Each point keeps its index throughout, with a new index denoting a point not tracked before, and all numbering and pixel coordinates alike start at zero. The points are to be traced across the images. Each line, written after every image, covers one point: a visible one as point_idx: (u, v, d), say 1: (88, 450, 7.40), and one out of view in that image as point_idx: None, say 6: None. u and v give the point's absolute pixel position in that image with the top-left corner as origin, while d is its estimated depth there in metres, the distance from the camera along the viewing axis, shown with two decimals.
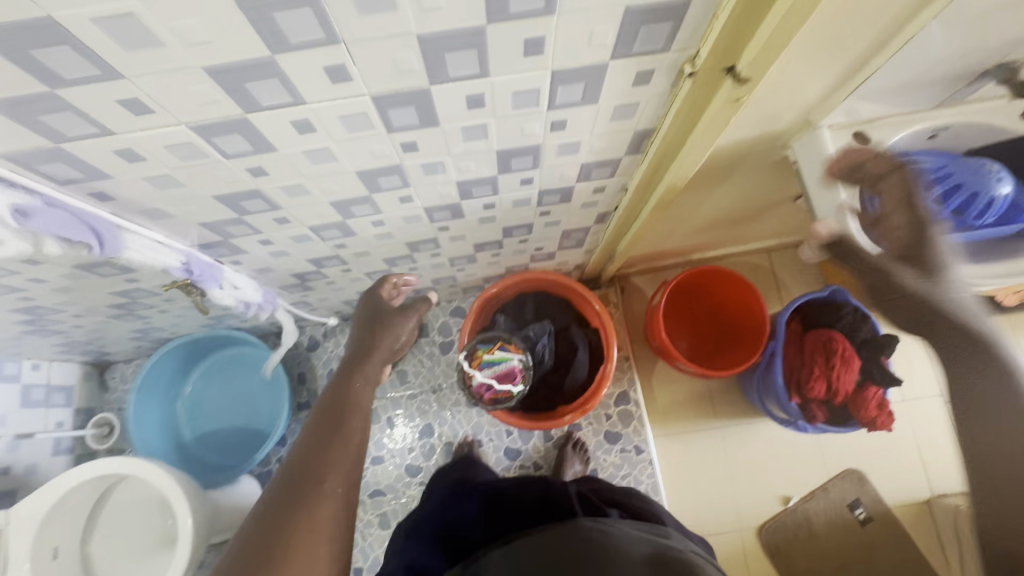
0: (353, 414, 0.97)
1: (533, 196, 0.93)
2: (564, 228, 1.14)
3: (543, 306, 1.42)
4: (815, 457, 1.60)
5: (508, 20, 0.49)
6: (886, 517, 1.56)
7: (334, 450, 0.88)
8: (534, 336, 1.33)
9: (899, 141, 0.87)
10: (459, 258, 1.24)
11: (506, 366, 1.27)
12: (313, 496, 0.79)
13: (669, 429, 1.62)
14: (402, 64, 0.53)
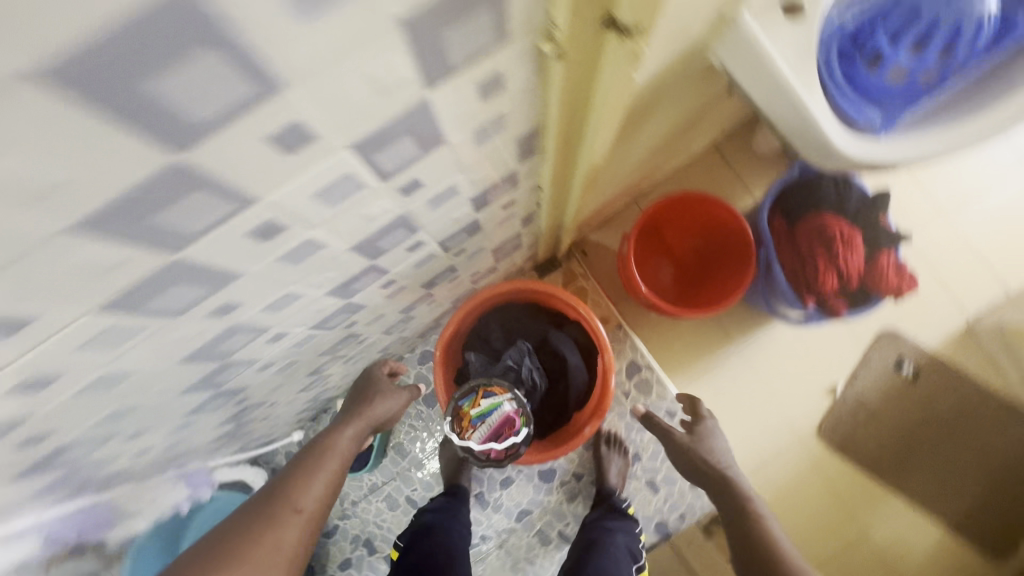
0: (333, 458, 1.01)
1: (436, 249, 0.73)
2: (492, 248, 0.94)
3: (511, 322, 1.25)
4: (845, 335, 1.49)
5: (210, 131, 0.29)
6: (932, 362, 1.48)
7: (313, 479, 0.97)
8: (516, 363, 1.17)
9: None
10: (397, 324, 1.04)
11: (502, 414, 1.09)
12: (281, 517, 0.87)
13: (692, 374, 1.49)
14: (106, 250, 0.33)
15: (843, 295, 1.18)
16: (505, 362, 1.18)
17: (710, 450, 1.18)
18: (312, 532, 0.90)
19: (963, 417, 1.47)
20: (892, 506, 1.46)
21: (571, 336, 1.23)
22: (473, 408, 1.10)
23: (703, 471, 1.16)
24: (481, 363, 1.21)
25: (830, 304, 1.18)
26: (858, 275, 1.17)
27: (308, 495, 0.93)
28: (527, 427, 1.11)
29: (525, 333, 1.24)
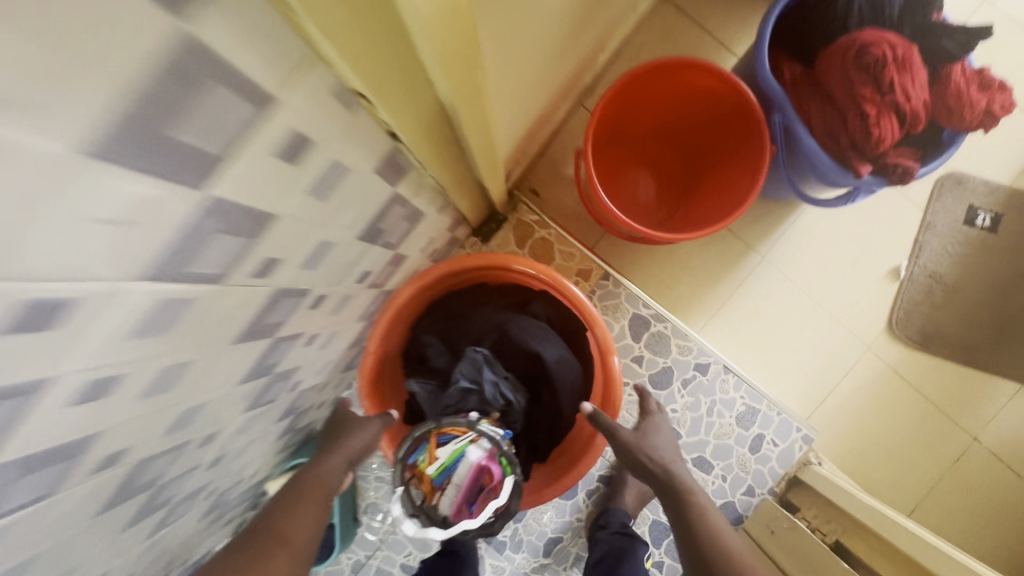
0: (311, 502, 0.73)
1: (182, 288, 0.34)
2: (360, 233, 0.56)
3: (455, 323, 0.92)
4: (894, 199, 1.14)
5: None
6: (1012, 201, 1.13)
7: (290, 520, 0.71)
8: (474, 379, 0.84)
9: None
10: (273, 385, 0.67)
11: (471, 463, 0.75)
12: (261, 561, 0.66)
13: (712, 307, 1.14)
14: None
15: (907, 149, 0.80)
16: (459, 383, 0.85)
17: (653, 448, 0.85)
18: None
19: None
20: (1002, 395, 1.14)
21: (540, 315, 0.94)
22: (430, 467, 0.76)
23: (642, 467, 0.84)
24: (427, 396, 0.87)
25: (891, 165, 0.80)
26: (925, 111, 0.78)
27: (287, 545, 0.68)
28: (513, 470, 0.77)
29: (478, 333, 0.91)
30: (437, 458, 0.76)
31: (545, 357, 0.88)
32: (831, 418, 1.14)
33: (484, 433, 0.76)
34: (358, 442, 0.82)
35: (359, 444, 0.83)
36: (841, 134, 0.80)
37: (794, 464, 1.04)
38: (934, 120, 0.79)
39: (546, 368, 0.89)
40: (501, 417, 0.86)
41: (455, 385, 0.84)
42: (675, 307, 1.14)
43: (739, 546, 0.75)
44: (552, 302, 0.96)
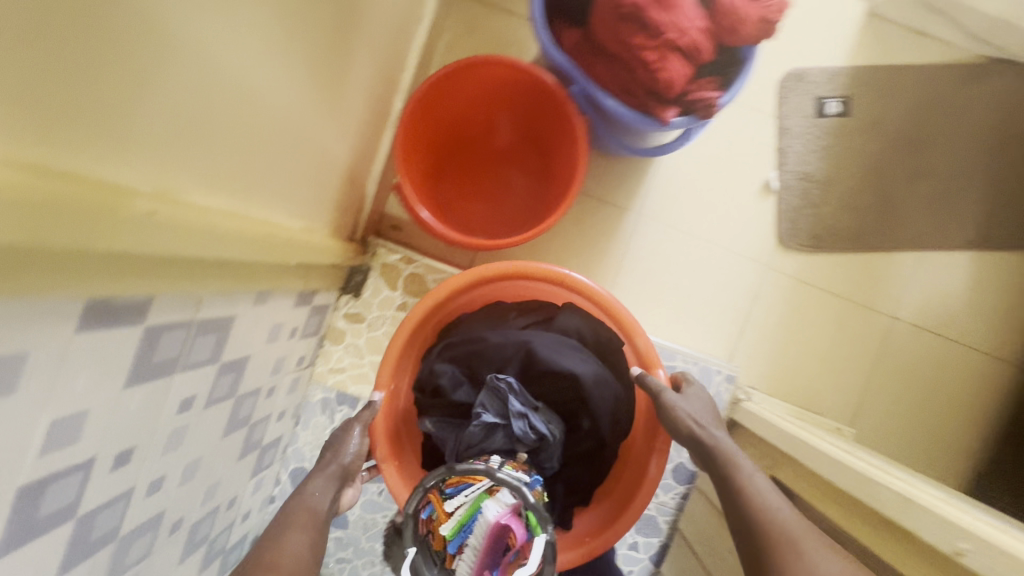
0: (298, 526, 0.63)
1: None
2: (134, 378, 0.52)
3: (475, 346, 0.93)
4: (742, 117, 1.13)
5: None
6: (856, 81, 1.12)
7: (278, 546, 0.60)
8: (501, 412, 0.84)
9: None
10: (133, 544, 0.63)
11: (489, 522, 0.72)
12: None
13: (605, 280, 1.12)
14: None
15: (710, 87, 0.79)
16: (481, 418, 0.84)
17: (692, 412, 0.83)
18: None
19: (928, 115, 1.12)
20: (904, 269, 1.14)
21: (570, 326, 0.96)
22: (445, 524, 0.75)
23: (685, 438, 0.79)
24: (448, 425, 0.90)
25: (693, 101, 0.78)
26: (703, 37, 0.75)
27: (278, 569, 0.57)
28: (542, 528, 0.71)
29: (504, 355, 0.91)
30: (451, 516, 0.75)
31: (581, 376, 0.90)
32: (753, 346, 1.14)
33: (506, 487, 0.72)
34: (336, 462, 0.74)
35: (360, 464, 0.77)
36: (634, 86, 0.77)
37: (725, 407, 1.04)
38: (720, 43, 0.77)
39: (585, 389, 0.89)
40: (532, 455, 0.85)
41: (477, 421, 0.83)
42: None
43: (790, 516, 0.63)
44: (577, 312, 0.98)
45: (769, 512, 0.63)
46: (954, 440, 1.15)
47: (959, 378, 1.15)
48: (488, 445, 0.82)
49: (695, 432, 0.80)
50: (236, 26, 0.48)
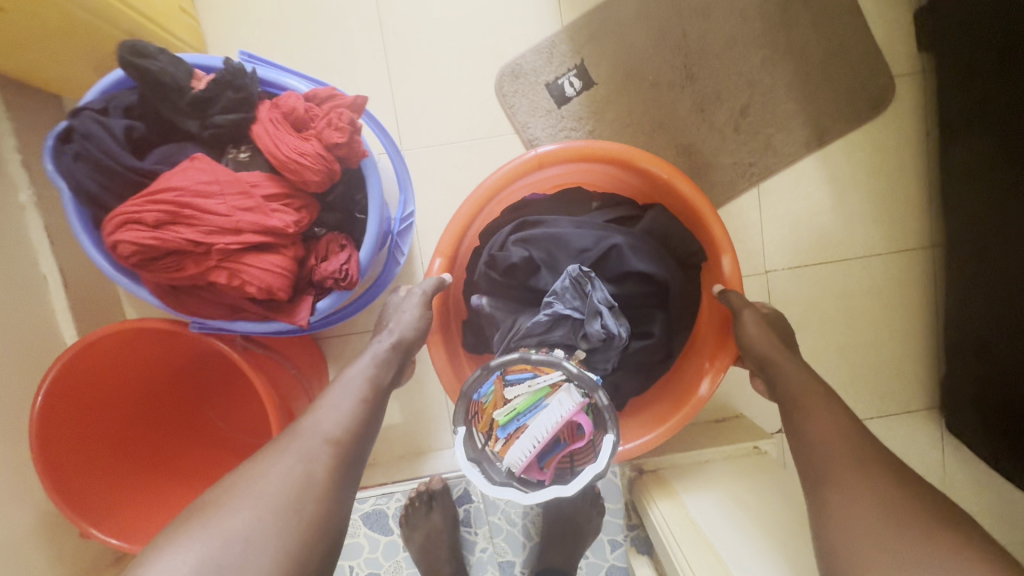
0: (355, 390, 0.58)
1: None
2: None
3: (555, 231, 0.68)
4: (480, 153, 0.89)
5: None
6: (579, 40, 0.88)
7: (328, 407, 0.56)
8: (577, 308, 0.63)
9: None
10: None
11: (560, 419, 0.60)
12: (287, 446, 0.53)
13: (435, 414, 0.93)
14: None
15: (336, 246, 0.58)
16: (551, 306, 0.64)
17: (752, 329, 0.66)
18: (343, 473, 0.53)
19: (682, 33, 0.88)
20: (752, 211, 0.92)
21: (654, 234, 0.70)
22: (497, 411, 0.62)
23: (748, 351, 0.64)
24: (510, 307, 0.69)
25: (320, 279, 0.57)
26: (274, 209, 0.54)
27: (306, 432, 0.54)
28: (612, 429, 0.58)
29: (588, 241, 0.67)
30: (507, 403, 0.62)
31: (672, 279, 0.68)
32: None
33: (574, 382, 0.60)
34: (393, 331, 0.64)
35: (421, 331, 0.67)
36: (241, 303, 0.57)
37: (623, 488, 0.88)
38: (307, 197, 0.56)
39: (667, 282, 0.68)
40: (588, 355, 0.65)
41: (545, 310, 0.64)
42: (408, 447, 0.94)
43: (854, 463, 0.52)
44: (666, 215, 0.72)
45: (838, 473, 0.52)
46: (898, 360, 0.96)
47: (870, 293, 0.95)
48: (543, 339, 0.64)
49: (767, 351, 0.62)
50: None
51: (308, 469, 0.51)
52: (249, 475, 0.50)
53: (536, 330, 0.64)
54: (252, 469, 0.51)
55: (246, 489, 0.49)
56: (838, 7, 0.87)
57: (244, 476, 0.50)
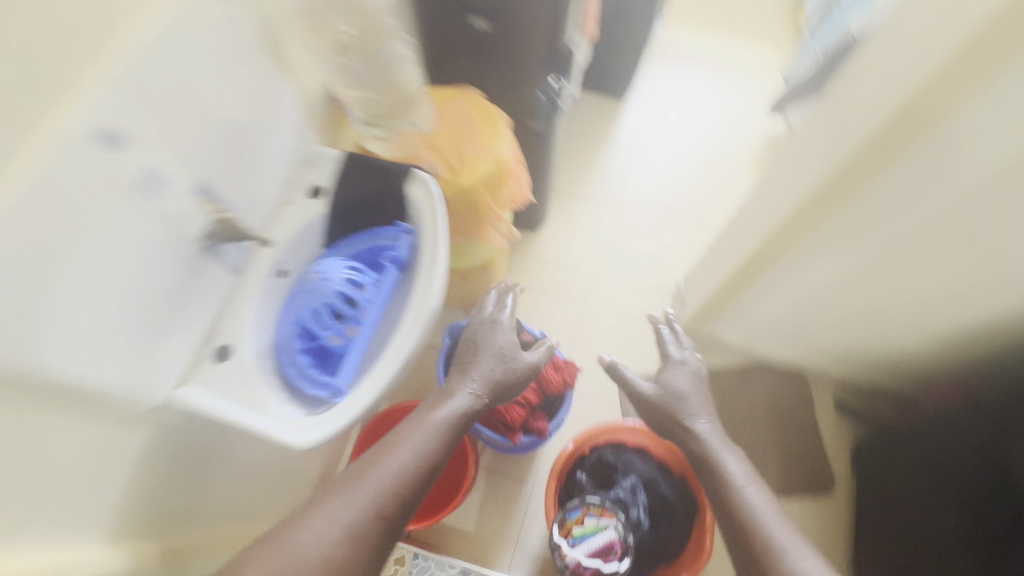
0: (414, 449, 0.83)
1: None
2: None
3: (628, 462, 1.35)
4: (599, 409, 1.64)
5: None
6: None
7: (396, 467, 0.80)
8: (626, 498, 1.30)
9: (197, 384, 0.75)
10: None
11: (604, 541, 1.19)
12: (347, 496, 0.75)
13: (507, 540, 1.48)
14: None
15: (539, 411, 1.33)
16: (616, 493, 1.31)
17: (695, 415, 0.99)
18: (384, 523, 0.75)
19: (722, 402, 1.64)
20: None
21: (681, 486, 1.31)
22: (576, 526, 1.22)
23: (683, 430, 0.99)
24: (596, 486, 1.34)
25: (532, 426, 1.30)
26: (532, 390, 1.32)
27: (364, 476, 0.78)
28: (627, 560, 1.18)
29: (644, 473, 1.34)
30: (582, 524, 1.22)
31: (679, 509, 1.28)
32: None
33: (619, 528, 1.21)
34: (456, 404, 0.92)
35: (493, 388, 0.98)
36: (496, 419, 1.31)
37: None
38: (543, 392, 1.34)
39: (676, 510, 1.28)
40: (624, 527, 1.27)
41: (613, 493, 1.31)
42: (480, 553, 1.47)
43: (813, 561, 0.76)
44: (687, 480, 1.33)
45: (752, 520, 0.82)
46: None
47: None
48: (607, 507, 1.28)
49: (712, 450, 0.95)
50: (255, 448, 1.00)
51: (370, 521, 0.74)
52: (323, 527, 0.71)
53: (604, 499, 1.29)
54: (331, 497, 0.75)
55: (312, 524, 0.71)
56: (809, 430, 1.61)
57: (319, 515, 0.72)
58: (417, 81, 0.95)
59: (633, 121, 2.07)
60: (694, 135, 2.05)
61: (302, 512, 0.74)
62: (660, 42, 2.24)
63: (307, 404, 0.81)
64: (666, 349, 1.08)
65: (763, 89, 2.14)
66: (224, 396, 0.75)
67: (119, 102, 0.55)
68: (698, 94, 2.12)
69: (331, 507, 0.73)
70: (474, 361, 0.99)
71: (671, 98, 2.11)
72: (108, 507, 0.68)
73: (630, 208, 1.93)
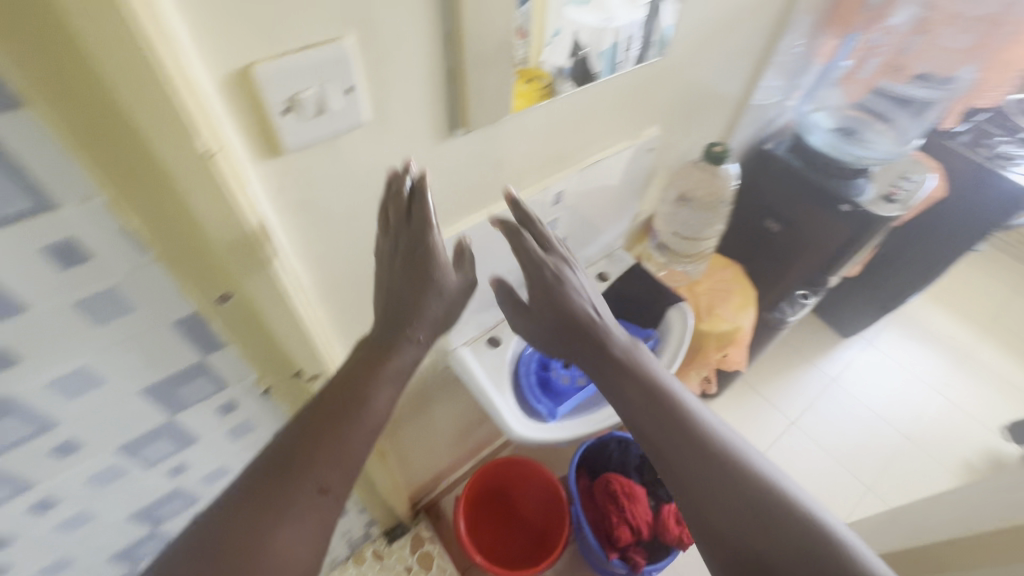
0: (342, 422, 0.54)
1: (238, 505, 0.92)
2: None
3: None
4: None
5: (187, 413, 0.65)
6: None
7: (346, 441, 0.53)
8: None
9: (467, 348, 1.03)
10: None
11: None
12: (267, 491, 0.49)
13: None
14: (37, 511, 0.60)
15: (640, 546, 1.38)
16: None
17: (614, 337, 0.67)
18: (331, 510, 0.50)
19: None
20: None
21: None
22: None
23: (599, 356, 0.66)
24: None
25: (629, 555, 1.35)
26: (647, 526, 1.39)
27: (298, 457, 0.51)
28: None
29: None
30: None
31: None
32: None
33: None
34: (397, 363, 0.60)
35: (435, 317, 0.63)
36: (603, 526, 1.40)
37: None
38: (654, 534, 1.39)
39: None
40: None
41: None
42: None
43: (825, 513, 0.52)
44: None
45: (733, 464, 0.54)
46: None
47: None
48: None
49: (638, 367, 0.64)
50: (442, 415, 1.25)
51: (319, 500, 0.50)
52: (255, 526, 0.47)
53: None
54: (259, 497, 0.48)
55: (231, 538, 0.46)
56: None
57: (246, 520, 0.47)
58: (714, 245, 1.24)
59: (844, 362, 2.08)
60: (904, 408, 1.97)
61: (209, 546, 0.46)
62: (907, 312, 2.26)
63: (521, 406, 1.03)
64: (530, 247, 0.66)
65: (1004, 409, 1.99)
66: (485, 366, 1.02)
67: (575, 180, 0.89)
68: (926, 375, 2.06)
69: (265, 501, 0.48)
70: (394, 292, 0.61)
71: (894, 363, 2.09)
72: None
73: (805, 433, 1.90)
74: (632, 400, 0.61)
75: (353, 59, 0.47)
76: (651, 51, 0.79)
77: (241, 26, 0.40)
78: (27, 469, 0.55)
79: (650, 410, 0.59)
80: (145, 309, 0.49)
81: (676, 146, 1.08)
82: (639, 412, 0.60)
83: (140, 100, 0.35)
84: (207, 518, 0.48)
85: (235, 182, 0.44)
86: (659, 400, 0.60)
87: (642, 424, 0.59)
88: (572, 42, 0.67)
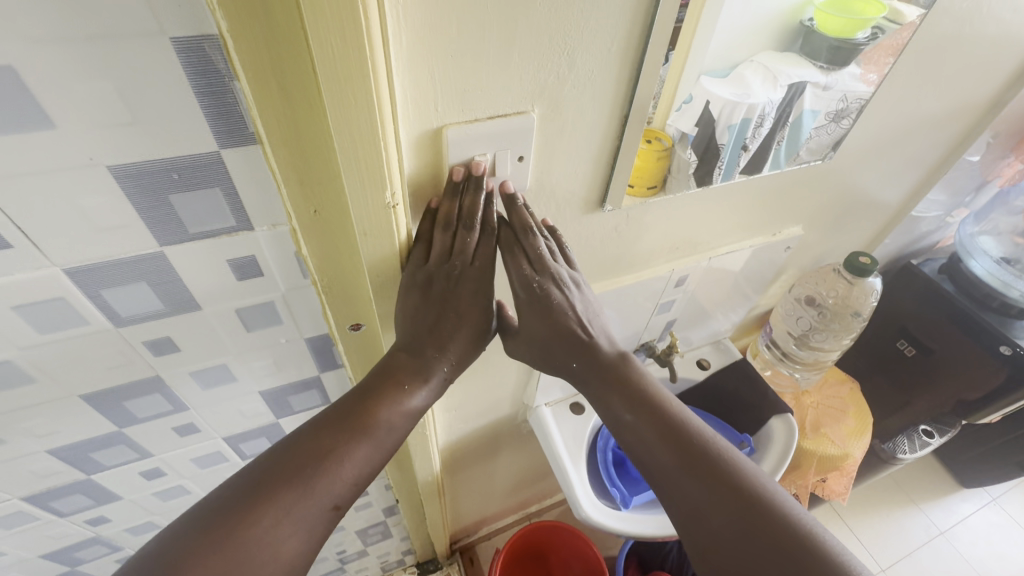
0: (365, 442, 0.50)
1: None
2: (353, 527, 1.13)
3: None
4: None
5: (289, 419, 0.67)
6: None
7: (362, 459, 0.50)
8: None
9: (548, 409, 1.00)
10: None
11: None
12: (274, 494, 0.45)
13: None
14: (146, 477, 0.65)
15: None
16: None
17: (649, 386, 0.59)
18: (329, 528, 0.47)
19: None
20: None
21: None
22: None
23: (632, 406, 0.57)
24: None
25: None
26: None
27: (314, 466, 0.47)
28: None
29: None
30: None
31: None
32: None
33: None
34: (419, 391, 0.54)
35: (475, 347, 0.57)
36: None
37: None
38: None
39: None
40: None
41: None
42: None
43: None
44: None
45: (788, 537, 0.47)
46: None
47: None
48: None
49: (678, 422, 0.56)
50: (505, 465, 1.22)
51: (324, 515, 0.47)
52: (248, 526, 0.43)
53: None
54: (263, 497, 0.44)
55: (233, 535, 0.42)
56: None
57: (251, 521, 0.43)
58: (835, 358, 1.13)
59: (958, 515, 1.79)
60: None
61: (190, 546, 0.41)
62: None
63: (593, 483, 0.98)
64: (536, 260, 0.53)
65: None
66: (564, 432, 0.98)
67: (700, 267, 0.85)
68: None
69: (264, 501, 0.44)
70: (421, 320, 0.52)
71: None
72: (463, 427, 0.95)
73: None
74: (669, 457, 0.54)
75: (533, 134, 0.49)
76: (780, 136, 0.70)
77: (442, 91, 0.42)
78: (152, 441, 0.59)
79: (690, 470, 0.52)
80: (289, 325, 0.53)
81: (814, 248, 1.01)
82: (680, 470, 0.53)
83: (347, 152, 0.37)
84: (190, 516, 0.43)
85: (401, 233, 0.46)
86: (702, 456, 0.53)
87: (683, 482, 0.52)
88: (702, 112, 0.61)
